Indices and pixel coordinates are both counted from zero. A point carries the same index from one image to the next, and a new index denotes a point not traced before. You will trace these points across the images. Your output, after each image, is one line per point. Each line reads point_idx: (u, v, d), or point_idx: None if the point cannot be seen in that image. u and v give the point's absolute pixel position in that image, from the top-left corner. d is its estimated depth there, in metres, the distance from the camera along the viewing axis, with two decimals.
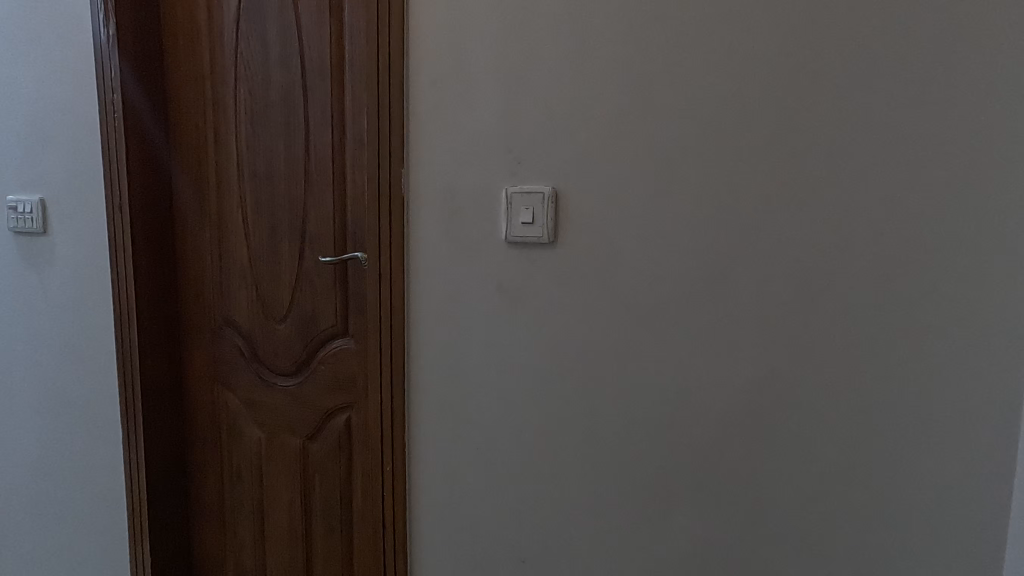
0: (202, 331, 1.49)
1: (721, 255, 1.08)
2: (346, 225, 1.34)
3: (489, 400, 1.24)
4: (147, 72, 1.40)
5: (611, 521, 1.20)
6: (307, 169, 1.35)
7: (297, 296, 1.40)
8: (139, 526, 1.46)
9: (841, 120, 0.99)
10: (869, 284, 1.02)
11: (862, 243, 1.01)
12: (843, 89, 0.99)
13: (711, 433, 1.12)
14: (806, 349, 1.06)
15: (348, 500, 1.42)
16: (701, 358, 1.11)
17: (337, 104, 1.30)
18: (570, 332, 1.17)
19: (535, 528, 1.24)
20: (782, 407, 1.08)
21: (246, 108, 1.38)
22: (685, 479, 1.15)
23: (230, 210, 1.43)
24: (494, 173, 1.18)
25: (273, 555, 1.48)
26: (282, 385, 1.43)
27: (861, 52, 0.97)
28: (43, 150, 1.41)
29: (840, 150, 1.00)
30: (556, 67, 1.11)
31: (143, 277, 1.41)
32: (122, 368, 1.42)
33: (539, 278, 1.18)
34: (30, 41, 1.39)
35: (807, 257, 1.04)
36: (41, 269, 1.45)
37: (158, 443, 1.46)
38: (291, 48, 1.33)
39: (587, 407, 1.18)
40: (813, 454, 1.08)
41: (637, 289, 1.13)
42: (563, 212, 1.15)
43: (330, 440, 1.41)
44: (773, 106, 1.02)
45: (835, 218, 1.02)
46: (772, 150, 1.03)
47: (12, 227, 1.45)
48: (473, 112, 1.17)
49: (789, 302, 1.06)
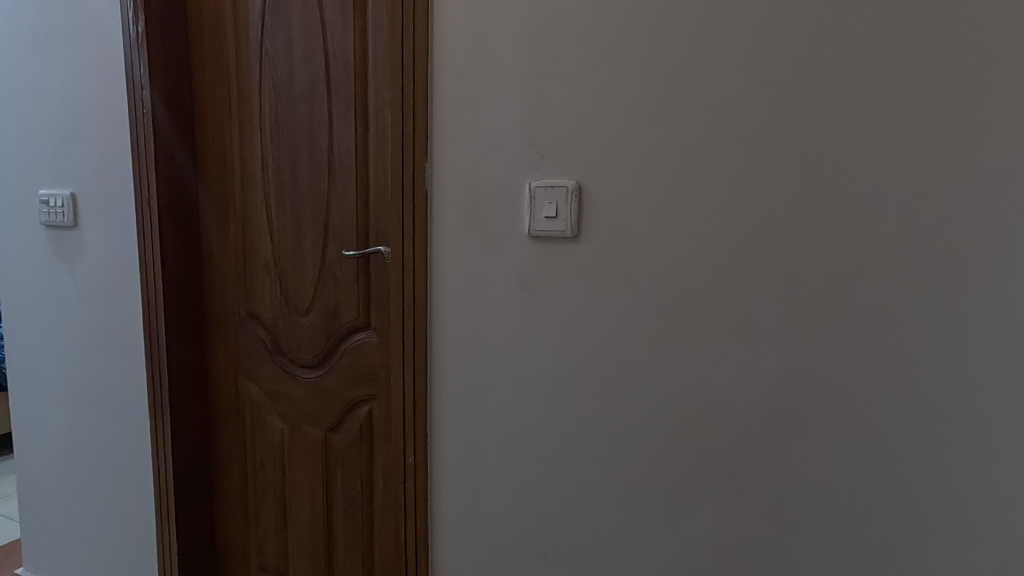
0: (229, 322, 1.50)
1: (751, 260, 0.93)
2: (369, 218, 1.27)
3: (507, 414, 1.12)
4: (174, 69, 1.42)
5: (619, 551, 1.06)
6: (331, 163, 1.29)
7: (320, 289, 1.35)
8: (165, 504, 1.51)
9: (890, 107, 0.84)
10: (927, 298, 0.85)
11: (919, 251, 0.84)
12: (893, 70, 0.83)
13: (735, 462, 0.97)
14: (835, 377, 0.90)
15: (370, 500, 1.34)
16: (719, 380, 0.97)
17: (359, 99, 1.24)
18: (581, 343, 1.05)
19: (537, 551, 1.13)
20: (817, 437, 0.92)
21: (271, 104, 1.35)
22: (684, 511, 1.01)
23: (254, 203, 1.41)
24: (519, 166, 1.06)
25: (296, 547, 1.45)
26: (306, 377, 1.39)
27: (902, 39, 0.82)
28: (74, 147, 1.49)
29: (888, 142, 0.84)
30: (580, 51, 0.99)
31: (170, 269, 1.44)
32: (150, 354, 1.47)
33: (563, 283, 1.05)
34: (61, 42, 1.46)
35: (851, 265, 0.88)
36: (72, 261, 1.54)
37: (183, 428, 1.51)
38: (315, 40, 1.28)
39: (594, 424, 1.06)
40: (856, 494, 0.91)
41: (661, 297, 0.99)
42: (588, 208, 1.02)
43: (350, 434, 1.34)
44: (811, 94, 0.87)
45: (886, 220, 0.85)
46: (805, 147, 0.88)
47: (46, 221, 1.55)
48: (498, 105, 1.06)
49: (830, 318, 0.90)
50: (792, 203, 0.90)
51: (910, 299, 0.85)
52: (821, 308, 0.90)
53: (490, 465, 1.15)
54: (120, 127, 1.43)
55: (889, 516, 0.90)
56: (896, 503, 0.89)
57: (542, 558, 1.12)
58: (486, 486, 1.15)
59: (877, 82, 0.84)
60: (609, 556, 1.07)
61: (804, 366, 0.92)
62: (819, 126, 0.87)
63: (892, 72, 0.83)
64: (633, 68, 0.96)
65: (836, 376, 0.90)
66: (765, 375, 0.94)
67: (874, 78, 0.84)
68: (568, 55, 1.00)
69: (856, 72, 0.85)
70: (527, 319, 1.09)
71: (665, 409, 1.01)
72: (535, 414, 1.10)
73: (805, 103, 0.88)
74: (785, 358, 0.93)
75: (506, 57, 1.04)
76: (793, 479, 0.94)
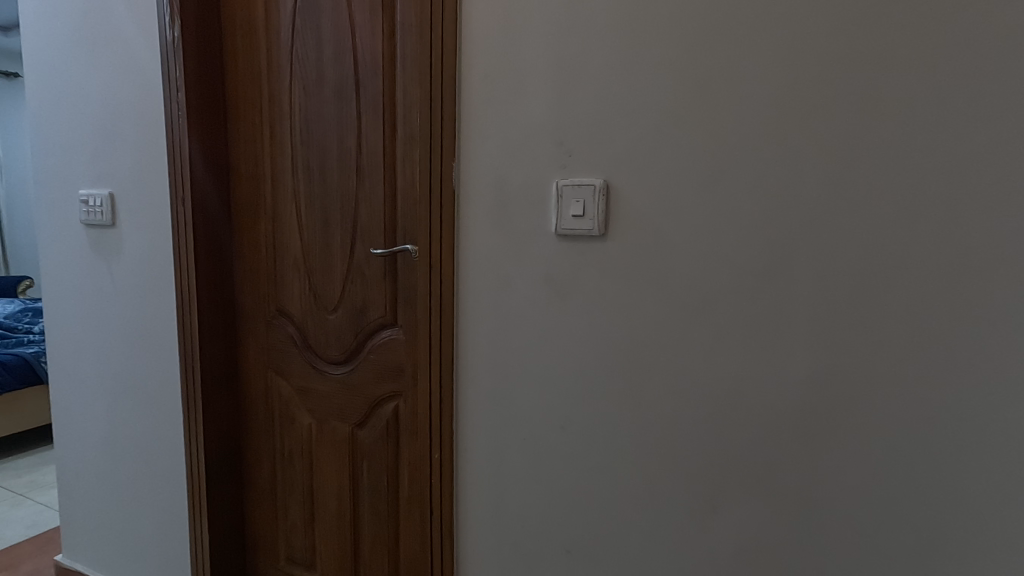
0: (259, 320, 1.53)
1: (782, 258, 0.91)
2: (398, 216, 1.28)
3: (533, 412, 1.12)
4: (208, 72, 1.45)
5: (646, 550, 1.05)
6: (359, 162, 1.31)
7: (348, 286, 1.36)
8: (197, 497, 1.54)
9: (924, 106, 0.81)
10: (971, 296, 0.81)
11: (963, 246, 0.81)
12: (930, 69, 0.80)
13: (765, 462, 0.95)
14: (867, 381, 0.88)
15: (396, 494, 1.35)
16: (748, 383, 0.95)
17: (388, 100, 1.25)
18: (608, 342, 1.04)
19: (562, 548, 1.12)
20: (849, 442, 0.90)
21: (301, 106, 1.37)
22: (711, 512, 1.00)
23: (284, 203, 1.44)
24: (546, 164, 1.06)
25: (323, 541, 1.47)
26: (334, 373, 1.40)
27: (940, 39, 0.80)
28: (112, 148, 1.53)
29: (924, 142, 0.82)
30: (609, 52, 0.99)
31: (203, 267, 1.47)
32: (184, 349, 1.50)
33: (590, 282, 1.04)
34: (101, 47, 1.50)
35: (888, 260, 0.85)
36: (109, 258, 1.58)
37: (215, 422, 1.54)
38: (344, 42, 1.29)
39: (621, 423, 1.05)
40: (890, 498, 0.88)
41: (690, 295, 0.97)
42: (616, 206, 1.01)
43: (376, 430, 1.35)
44: (844, 94, 0.85)
45: (922, 219, 0.83)
46: (838, 147, 0.86)
47: (86, 220, 1.59)
48: (524, 104, 1.06)
49: (866, 316, 0.87)
50: (824, 200, 0.88)
51: (947, 299, 0.82)
52: (854, 311, 0.88)
53: (515, 462, 1.15)
54: (155, 128, 1.46)
55: (927, 518, 0.87)
56: (932, 511, 0.86)
57: (567, 555, 1.12)
58: (511, 483, 1.15)
59: (913, 80, 0.81)
60: (634, 556, 1.06)
61: (835, 368, 0.89)
62: (857, 119, 0.85)
63: (928, 72, 0.81)
64: (661, 64, 0.95)
65: (871, 378, 0.88)
66: (797, 375, 0.92)
67: (910, 78, 0.82)
68: (596, 53, 1.00)
69: (890, 73, 0.83)
70: (554, 318, 1.08)
71: (692, 408, 0.99)
72: (560, 412, 1.10)
73: (839, 98, 0.85)
74: (817, 357, 0.90)
75: (534, 56, 1.04)
76: (825, 479, 0.92)
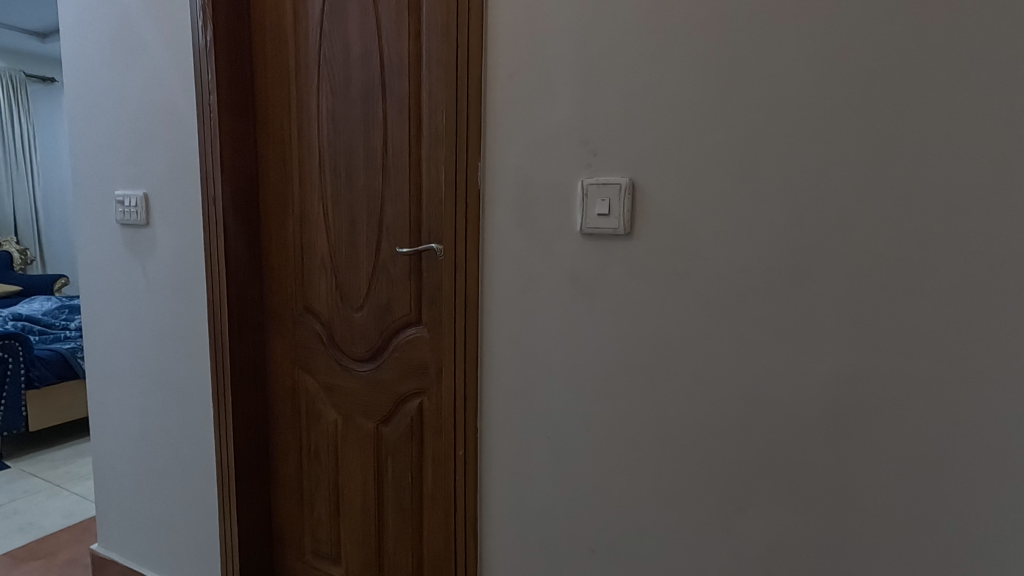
0: (286, 317, 1.55)
1: (811, 257, 0.89)
2: (422, 215, 1.29)
3: (557, 409, 1.12)
4: (239, 75, 1.48)
5: (670, 550, 1.04)
6: (385, 163, 1.32)
7: (374, 284, 1.37)
8: (227, 489, 1.57)
9: (958, 103, 0.79)
10: (1009, 295, 0.79)
11: (1003, 243, 0.79)
12: (963, 65, 0.78)
13: (793, 462, 0.94)
14: (898, 384, 0.86)
15: (420, 490, 1.36)
16: (775, 383, 0.94)
17: (414, 101, 1.26)
18: (633, 342, 1.04)
19: (586, 546, 1.12)
20: (879, 445, 0.88)
21: (327, 107, 1.39)
22: (736, 512, 0.98)
23: (311, 202, 1.46)
24: (571, 164, 1.06)
25: (348, 535, 1.49)
26: (359, 371, 1.42)
27: (974, 34, 0.77)
28: (147, 149, 1.57)
29: (957, 139, 0.79)
30: (636, 51, 0.98)
31: (234, 264, 1.51)
32: (214, 345, 1.54)
33: (615, 281, 1.04)
34: (136, 51, 1.54)
35: (919, 260, 0.83)
36: (144, 257, 1.62)
37: (243, 417, 1.57)
38: (371, 44, 1.31)
39: (646, 422, 1.04)
40: (921, 501, 0.86)
41: (716, 294, 0.96)
42: (641, 206, 1.00)
43: (400, 426, 1.37)
44: (875, 91, 0.83)
45: (954, 218, 0.81)
46: (869, 144, 0.84)
47: (121, 220, 1.64)
48: (550, 104, 1.06)
49: (898, 315, 0.85)
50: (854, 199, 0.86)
51: (979, 300, 0.80)
52: (885, 313, 0.86)
53: (539, 459, 1.15)
54: (188, 130, 1.50)
55: (961, 522, 0.84)
56: (964, 516, 0.84)
57: (591, 553, 1.11)
58: (535, 482, 1.16)
59: (946, 76, 0.79)
60: (659, 555, 1.05)
61: (865, 370, 0.88)
62: (890, 115, 0.83)
63: (961, 67, 0.79)
64: (688, 62, 0.94)
65: (902, 380, 0.86)
66: (826, 375, 0.90)
67: (943, 74, 0.80)
68: (622, 52, 0.99)
69: (922, 70, 0.81)
70: (578, 317, 1.08)
71: (719, 406, 0.98)
72: (585, 410, 1.09)
73: (870, 95, 0.84)
74: (848, 356, 0.89)
75: (559, 56, 1.05)
76: (854, 481, 0.90)
